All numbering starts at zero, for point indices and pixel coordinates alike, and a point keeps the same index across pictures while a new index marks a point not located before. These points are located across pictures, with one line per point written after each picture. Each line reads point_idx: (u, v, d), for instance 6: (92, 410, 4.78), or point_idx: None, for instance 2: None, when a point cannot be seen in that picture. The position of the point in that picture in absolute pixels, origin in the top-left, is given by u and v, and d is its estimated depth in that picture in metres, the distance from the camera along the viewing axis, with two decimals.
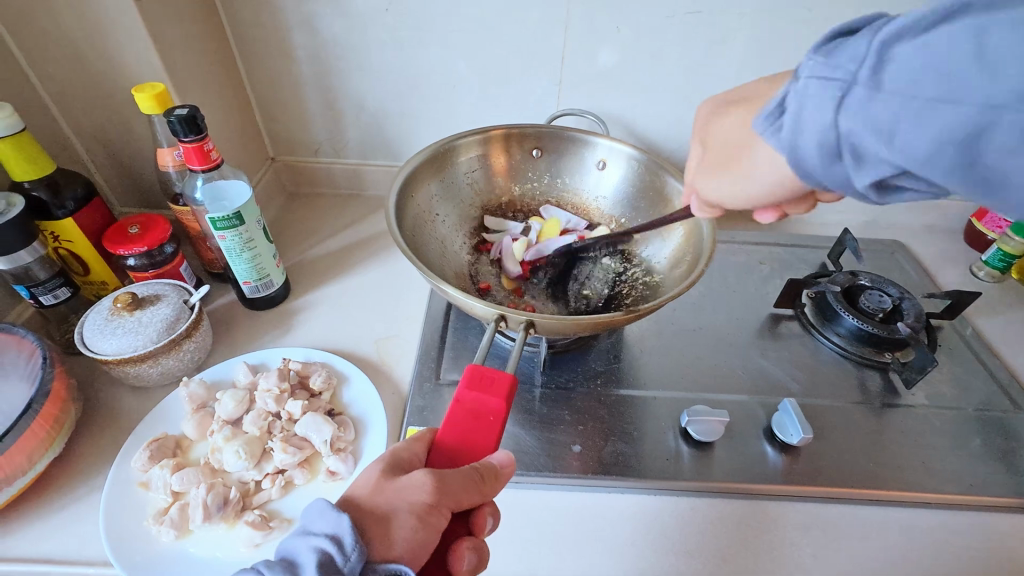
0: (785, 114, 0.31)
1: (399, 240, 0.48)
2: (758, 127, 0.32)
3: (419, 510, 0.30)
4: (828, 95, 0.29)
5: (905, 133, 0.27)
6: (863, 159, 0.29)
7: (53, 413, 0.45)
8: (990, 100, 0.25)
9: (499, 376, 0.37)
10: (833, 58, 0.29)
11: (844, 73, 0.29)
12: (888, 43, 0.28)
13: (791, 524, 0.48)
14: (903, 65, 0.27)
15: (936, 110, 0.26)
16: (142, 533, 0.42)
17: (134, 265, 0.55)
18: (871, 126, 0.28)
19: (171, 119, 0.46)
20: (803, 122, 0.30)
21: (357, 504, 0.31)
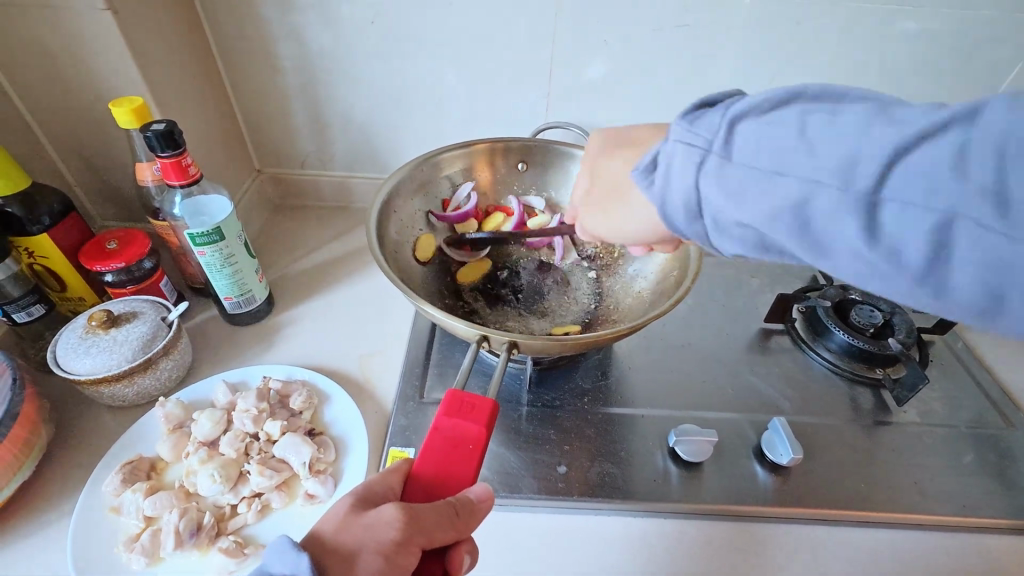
0: (657, 171, 0.32)
1: (380, 257, 0.47)
2: (635, 180, 0.33)
3: (386, 549, 0.28)
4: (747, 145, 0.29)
5: (751, 204, 0.29)
6: (720, 222, 0.31)
7: (21, 436, 0.44)
8: (812, 176, 0.28)
9: (478, 402, 0.36)
10: (694, 125, 0.31)
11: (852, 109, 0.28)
12: (735, 119, 0.30)
13: (782, 546, 0.47)
14: (767, 146, 0.29)
15: (773, 183, 0.29)
16: (112, 561, 0.41)
17: (112, 281, 0.54)
18: (724, 191, 0.30)
19: (148, 135, 0.46)
20: (674, 177, 0.31)
21: (321, 541, 0.30)
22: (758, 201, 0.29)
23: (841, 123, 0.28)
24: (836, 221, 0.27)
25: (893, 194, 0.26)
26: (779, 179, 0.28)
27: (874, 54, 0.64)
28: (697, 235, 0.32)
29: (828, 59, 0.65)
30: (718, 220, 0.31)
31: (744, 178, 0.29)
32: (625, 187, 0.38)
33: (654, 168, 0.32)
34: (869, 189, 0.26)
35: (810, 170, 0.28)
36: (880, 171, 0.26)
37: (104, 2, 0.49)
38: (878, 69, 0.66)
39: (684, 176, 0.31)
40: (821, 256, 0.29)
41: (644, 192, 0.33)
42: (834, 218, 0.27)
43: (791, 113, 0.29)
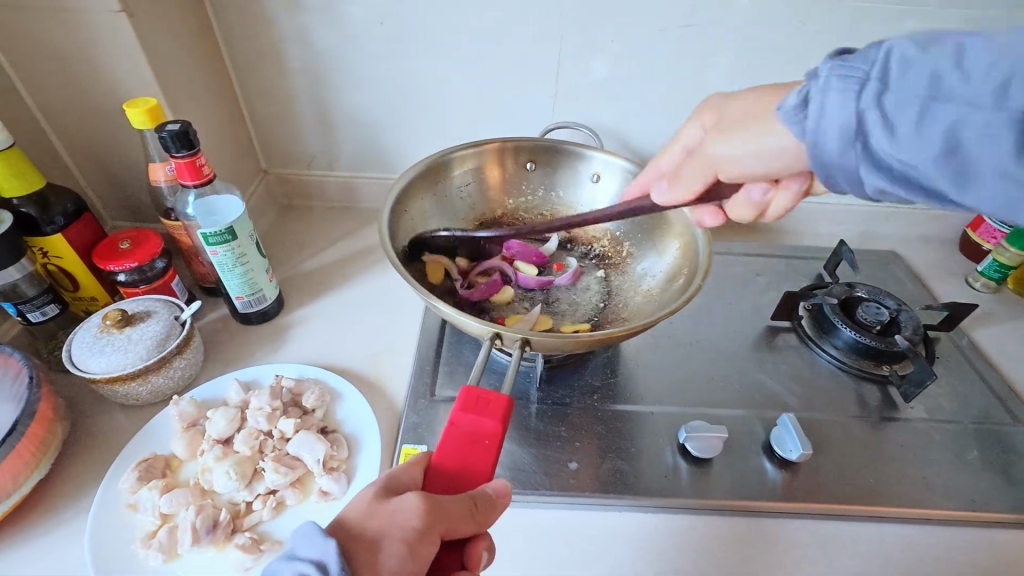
0: (811, 107, 0.33)
1: (392, 255, 0.47)
2: (786, 117, 0.34)
3: (409, 537, 0.29)
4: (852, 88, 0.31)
5: (936, 116, 0.29)
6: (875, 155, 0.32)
7: (39, 434, 0.44)
8: (968, 99, 0.29)
9: (494, 398, 0.36)
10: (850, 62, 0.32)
11: (862, 70, 0.31)
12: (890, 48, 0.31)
13: (791, 540, 0.47)
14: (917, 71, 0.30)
15: (935, 110, 0.30)
16: (130, 558, 0.41)
17: (125, 281, 0.54)
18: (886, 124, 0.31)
19: (162, 135, 0.46)
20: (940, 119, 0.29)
21: (345, 528, 0.31)
22: (902, 132, 0.30)
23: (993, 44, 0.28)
24: (985, 146, 0.29)
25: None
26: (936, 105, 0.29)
27: None
28: (848, 165, 0.32)
29: None
30: (870, 146, 0.31)
31: (903, 104, 0.30)
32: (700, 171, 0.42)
33: (807, 104, 0.33)
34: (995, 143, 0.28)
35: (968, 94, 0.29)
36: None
37: (119, 4, 0.49)
38: None
39: (845, 104, 0.31)
40: (961, 186, 0.30)
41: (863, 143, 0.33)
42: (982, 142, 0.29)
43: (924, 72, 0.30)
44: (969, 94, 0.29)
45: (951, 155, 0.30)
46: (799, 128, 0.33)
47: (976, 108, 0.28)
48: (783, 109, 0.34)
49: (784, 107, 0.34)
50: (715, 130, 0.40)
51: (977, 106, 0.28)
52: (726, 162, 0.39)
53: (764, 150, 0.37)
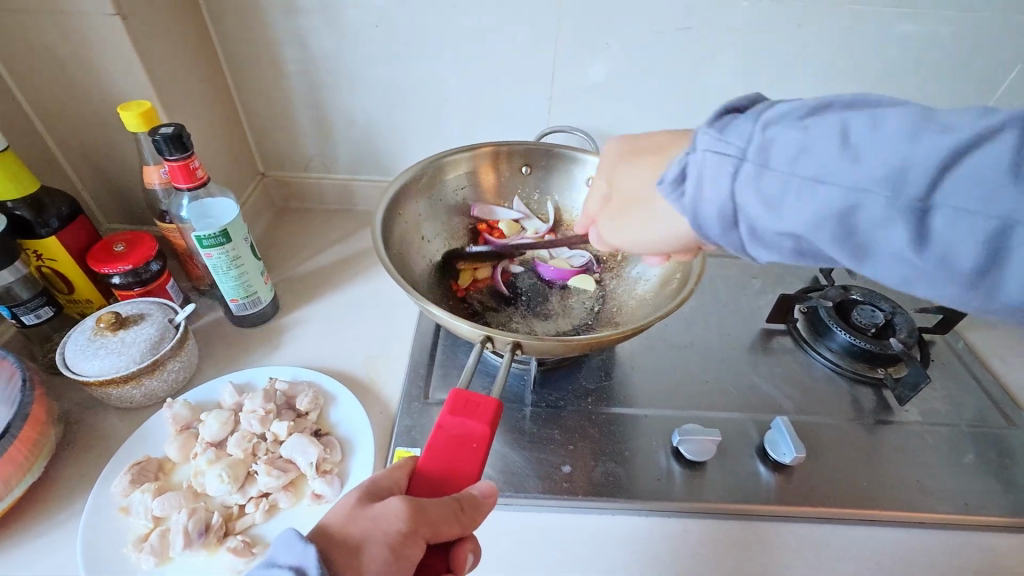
0: (688, 181, 0.33)
1: (385, 258, 0.48)
2: (665, 191, 0.34)
3: (393, 540, 0.29)
4: (726, 166, 0.31)
5: (795, 197, 0.30)
6: (759, 231, 0.32)
7: (31, 436, 0.44)
8: (856, 184, 0.28)
9: (483, 401, 0.37)
10: (725, 133, 0.32)
11: (736, 147, 0.31)
12: (767, 124, 0.31)
13: (785, 544, 0.47)
14: (784, 146, 0.30)
15: (815, 190, 0.29)
16: (122, 561, 0.41)
17: (119, 283, 0.54)
18: (762, 197, 0.31)
19: (156, 138, 0.46)
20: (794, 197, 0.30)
21: (327, 534, 0.30)
22: (765, 221, 0.31)
23: (880, 127, 0.28)
24: (880, 232, 0.29)
25: (947, 199, 0.27)
26: (820, 186, 0.29)
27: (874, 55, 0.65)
28: (735, 241, 0.33)
29: (828, 62, 0.66)
30: (754, 228, 0.32)
31: (774, 181, 0.30)
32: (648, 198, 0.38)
33: (683, 177, 0.33)
34: (920, 199, 0.27)
35: (860, 178, 0.28)
36: (932, 177, 0.27)
37: (114, 7, 0.49)
38: (876, 72, 0.67)
39: (721, 178, 0.32)
40: (863, 263, 0.30)
41: (669, 201, 0.34)
42: (882, 224, 0.28)
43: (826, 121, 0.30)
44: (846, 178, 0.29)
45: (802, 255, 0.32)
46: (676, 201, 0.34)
47: (869, 193, 0.28)
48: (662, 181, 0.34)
49: (663, 180, 0.34)
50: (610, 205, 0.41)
51: (870, 192, 0.28)
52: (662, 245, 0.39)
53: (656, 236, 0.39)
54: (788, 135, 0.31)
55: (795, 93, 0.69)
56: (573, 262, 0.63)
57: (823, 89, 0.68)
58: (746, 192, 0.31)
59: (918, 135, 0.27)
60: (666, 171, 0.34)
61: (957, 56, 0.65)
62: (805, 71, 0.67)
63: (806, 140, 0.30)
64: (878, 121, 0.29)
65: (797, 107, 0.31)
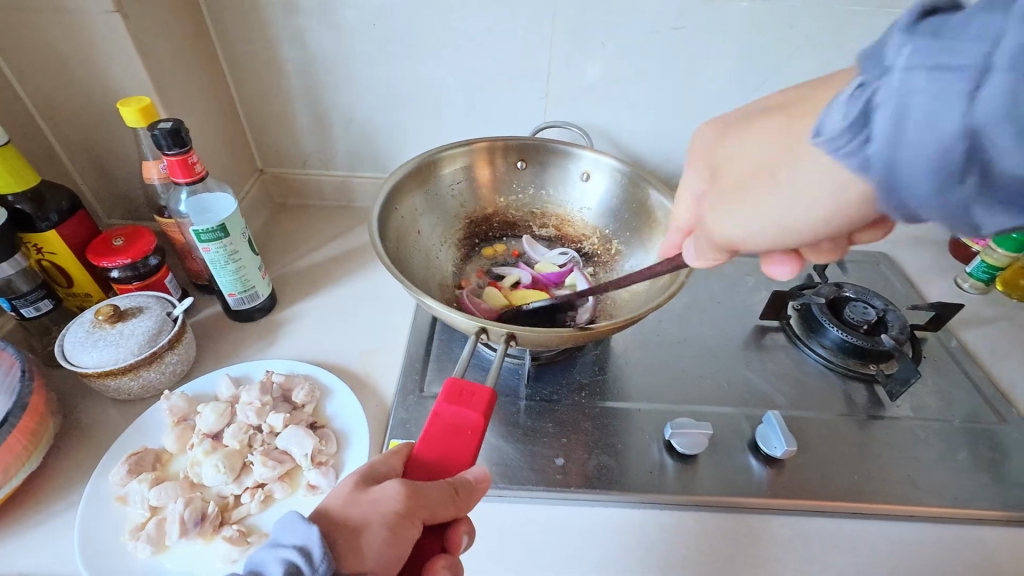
0: (876, 120, 0.22)
1: (381, 251, 0.48)
2: (823, 148, 0.24)
3: (391, 519, 0.30)
4: (956, 87, 0.20)
5: (1011, 151, 0.20)
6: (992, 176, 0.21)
7: (30, 427, 0.44)
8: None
9: (477, 390, 0.37)
10: (946, 37, 0.21)
11: (969, 54, 0.20)
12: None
13: (776, 536, 0.47)
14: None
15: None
16: (118, 550, 0.42)
17: (118, 277, 0.55)
18: (930, 143, 0.21)
19: (155, 133, 0.47)
20: (912, 127, 0.21)
21: (329, 518, 0.31)
22: (907, 165, 0.22)
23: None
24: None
25: None
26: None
27: None
28: (955, 204, 0.22)
29: (821, 61, 0.66)
30: (898, 190, 0.23)
31: (935, 124, 0.21)
32: (756, 176, 0.29)
33: (865, 116, 0.23)
34: None
35: None
36: None
37: (114, 5, 0.50)
38: None
39: (949, 110, 0.20)
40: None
41: (836, 160, 0.24)
42: None
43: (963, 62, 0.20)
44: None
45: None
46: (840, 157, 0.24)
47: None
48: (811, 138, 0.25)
49: (825, 133, 0.24)
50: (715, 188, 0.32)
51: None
52: (736, 239, 0.31)
53: (744, 227, 0.30)
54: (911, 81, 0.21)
55: None
56: (561, 261, 0.65)
57: None
58: (988, 120, 0.20)
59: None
60: (822, 115, 0.24)
61: None
62: (799, 70, 0.67)
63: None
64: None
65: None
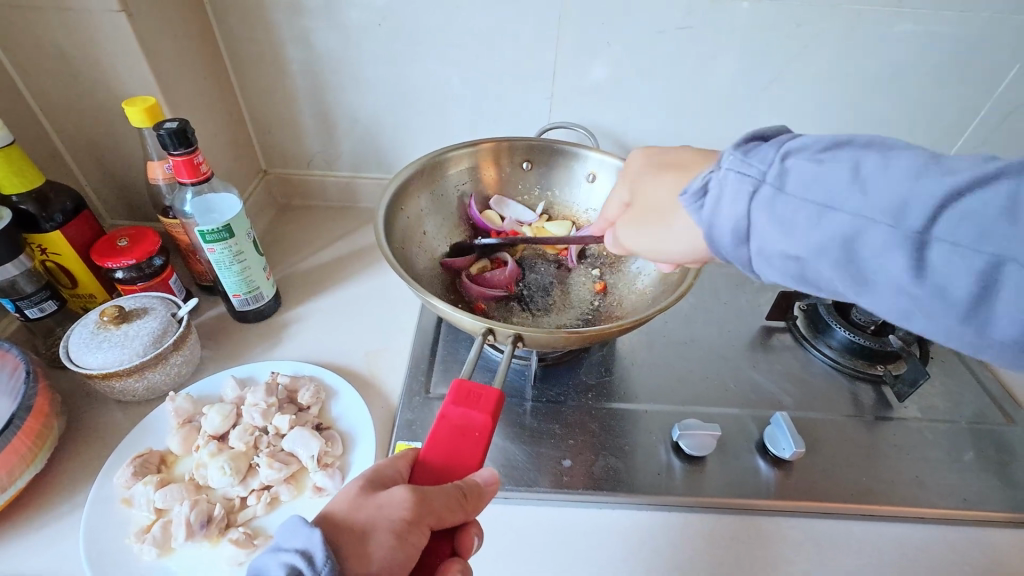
0: (708, 196, 0.33)
1: (388, 252, 0.48)
2: (686, 203, 0.34)
3: (398, 527, 0.30)
4: (742, 190, 0.32)
5: (802, 228, 0.31)
6: (765, 250, 0.33)
7: (35, 428, 0.44)
8: (863, 213, 0.29)
9: (485, 391, 0.37)
10: (748, 156, 0.33)
11: (756, 172, 0.32)
12: (787, 154, 0.32)
13: (784, 538, 0.47)
14: (800, 175, 0.31)
15: (829, 216, 0.30)
16: (123, 552, 0.41)
17: (122, 278, 0.54)
18: (777, 222, 0.32)
19: (161, 133, 0.46)
20: (723, 203, 0.33)
21: (333, 522, 0.31)
22: (744, 227, 0.32)
23: (890, 165, 0.29)
24: (880, 258, 0.29)
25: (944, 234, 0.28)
26: (831, 212, 0.30)
27: (871, 55, 0.65)
28: (737, 260, 0.34)
29: (827, 61, 0.66)
30: (762, 246, 0.32)
31: (793, 207, 0.31)
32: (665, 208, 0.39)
33: (705, 191, 0.33)
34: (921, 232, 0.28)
35: (867, 208, 0.29)
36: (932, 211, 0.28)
37: (120, 4, 0.50)
38: (876, 70, 0.67)
39: (735, 204, 0.32)
40: (864, 289, 0.31)
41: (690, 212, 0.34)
42: (882, 253, 0.29)
43: (844, 155, 0.31)
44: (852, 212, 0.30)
45: (802, 282, 0.33)
46: (690, 212, 0.34)
47: (871, 222, 0.29)
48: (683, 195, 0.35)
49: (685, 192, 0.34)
50: (631, 210, 0.42)
51: (874, 221, 0.29)
52: (663, 252, 0.40)
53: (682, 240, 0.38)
54: (789, 171, 0.31)
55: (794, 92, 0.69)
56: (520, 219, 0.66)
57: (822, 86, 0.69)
58: (756, 217, 0.32)
59: (922, 172, 0.28)
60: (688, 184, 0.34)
61: (958, 55, 0.65)
62: (806, 70, 0.67)
63: (820, 173, 0.31)
64: (888, 161, 0.30)
65: (820, 140, 0.32)
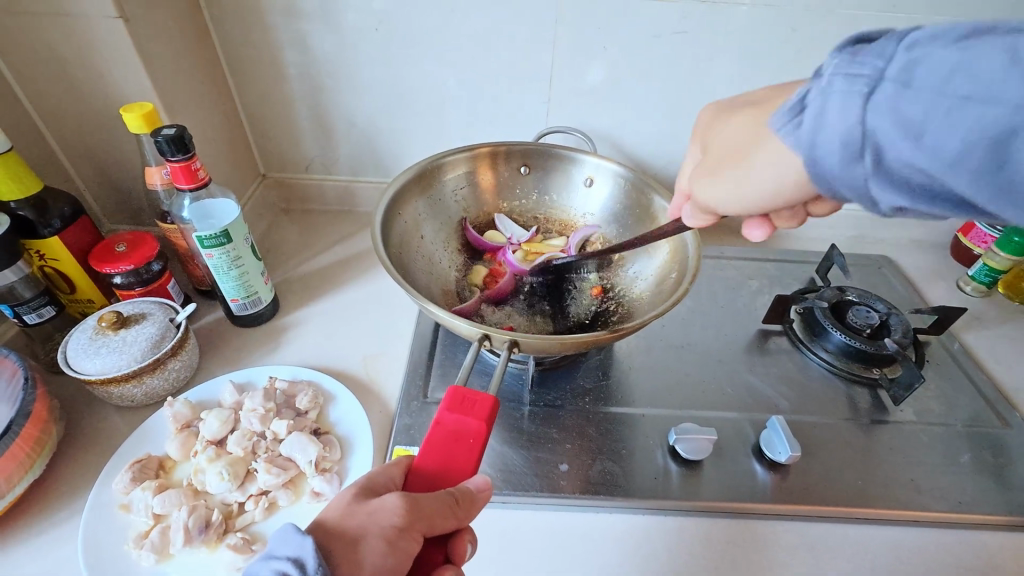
0: (807, 112, 0.29)
1: (385, 258, 0.48)
2: (776, 123, 0.30)
3: (388, 534, 0.30)
4: (854, 91, 0.27)
5: (937, 132, 0.26)
6: (884, 159, 0.28)
7: (34, 435, 0.44)
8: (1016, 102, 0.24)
9: (479, 398, 0.37)
10: (857, 56, 0.28)
11: (871, 69, 0.27)
12: (912, 45, 0.27)
13: (780, 542, 0.47)
14: (932, 66, 0.26)
15: (969, 108, 0.25)
16: (122, 559, 0.42)
17: (121, 283, 0.54)
18: (898, 121, 0.27)
19: (158, 139, 0.47)
20: (828, 113, 0.28)
21: (325, 529, 0.31)
22: (824, 144, 0.28)
23: (976, 58, 0.25)
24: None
25: None
26: (964, 104, 0.25)
27: None
28: (855, 181, 0.29)
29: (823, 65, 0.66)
30: (881, 156, 0.28)
31: (914, 102, 0.26)
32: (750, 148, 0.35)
33: (802, 108, 0.29)
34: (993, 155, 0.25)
35: (961, 114, 0.25)
36: None
37: (116, 10, 0.50)
38: None
39: (846, 111, 0.27)
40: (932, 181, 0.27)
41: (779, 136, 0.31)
42: (969, 138, 0.25)
43: (949, 40, 0.26)
44: (960, 106, 0.25)
45: (927, 201, 0.28)
46: (783, 132, 0.30)
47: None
48: (772, 123, 0.31)
49: (778, 113, 0.30)
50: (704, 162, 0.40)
51: (1002, 115, 0.24)
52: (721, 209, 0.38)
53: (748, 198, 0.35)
54: (898, 67, 0.27)
55: None
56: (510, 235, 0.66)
57: None
58: (876, 121, 0.27)
59: (1015, 65, 0.24)
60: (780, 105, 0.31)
61: None
62: (802, 72, 0.67)
63: (966, 59, 0.25)
64: (970, 62, 0.25)
65: (954, 26, 0.26)
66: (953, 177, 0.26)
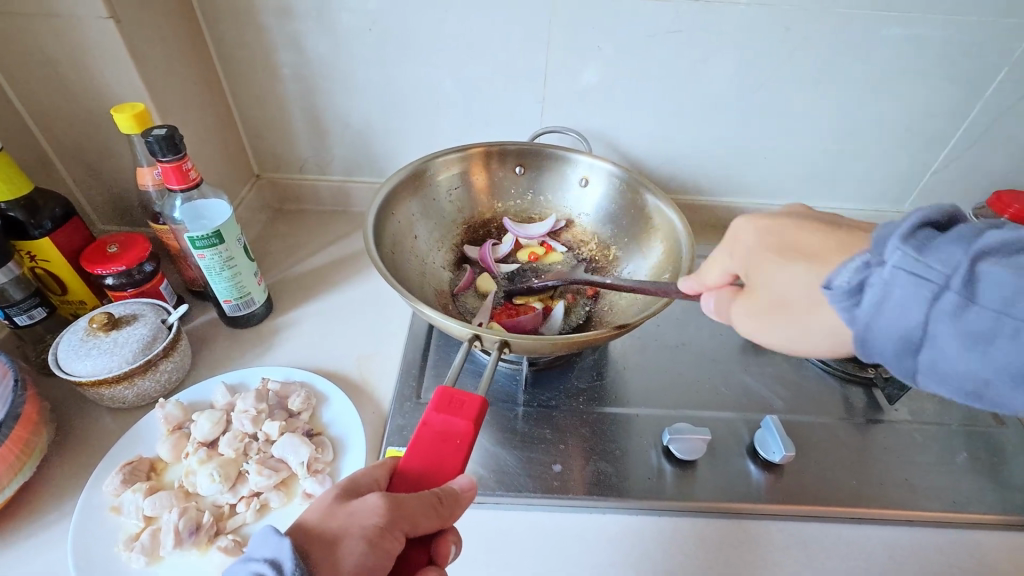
0: (865, 295, 0.28)
1: (377, 259, 0.48)
2: (830, 299, 0.29)
3: (369, 534, 0.29)
4: (920, 296, 0.26)
5: (1004, 347, 0.25)
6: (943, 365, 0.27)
7: (23, 437, 0.44)
8: None
9: (468, 399, 0.37)
10: (924, 254, 0.27)
11: (939, 275, 0.26)
12: (976, 255, 0.26)
13: (775, 542, 0.47)
14: (994, 285, 0.25)
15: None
16: (112, 561, 0.41)
17: (113, 284, 0.54)
18: (965, 334, 0.26)
19: (149, 140, 0.46)
20: (887, 307, 0.27)
21: (306, 530, 0.31)
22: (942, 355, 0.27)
23: None
24: None
25: None
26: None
27: (860, 60, 0.66)
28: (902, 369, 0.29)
29: (818, 64, 0.66)
30: (934, 363, 0.27)
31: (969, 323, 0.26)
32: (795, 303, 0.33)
33: (859, 289, 0.28)
34: None
35: None
36: None
37: (107, 11, 0.50)
38: (866, 74, 0.67)
39: (909, 308, 0.27)
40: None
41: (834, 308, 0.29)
42: None
43: None
44: None
45: (968, 394, 0.28)
46: (840, 310, 0.29)
47: None
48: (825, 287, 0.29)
49: (831, 289, 0.29)
50: (748, 297, 0.36)
51: None
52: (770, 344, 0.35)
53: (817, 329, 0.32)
54: (990, 274, 0.25)
55: (783, 94, 0.69)
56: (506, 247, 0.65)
57: (813, 89, 0.69)
58: (937, 326, 0.27)
59: None
60: (833, 273, 0.29)
61: (946, 57, 0.65)
62: (797, 72, 0.67)
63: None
64: None
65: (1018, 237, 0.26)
66: (975, 387, 0.27)
